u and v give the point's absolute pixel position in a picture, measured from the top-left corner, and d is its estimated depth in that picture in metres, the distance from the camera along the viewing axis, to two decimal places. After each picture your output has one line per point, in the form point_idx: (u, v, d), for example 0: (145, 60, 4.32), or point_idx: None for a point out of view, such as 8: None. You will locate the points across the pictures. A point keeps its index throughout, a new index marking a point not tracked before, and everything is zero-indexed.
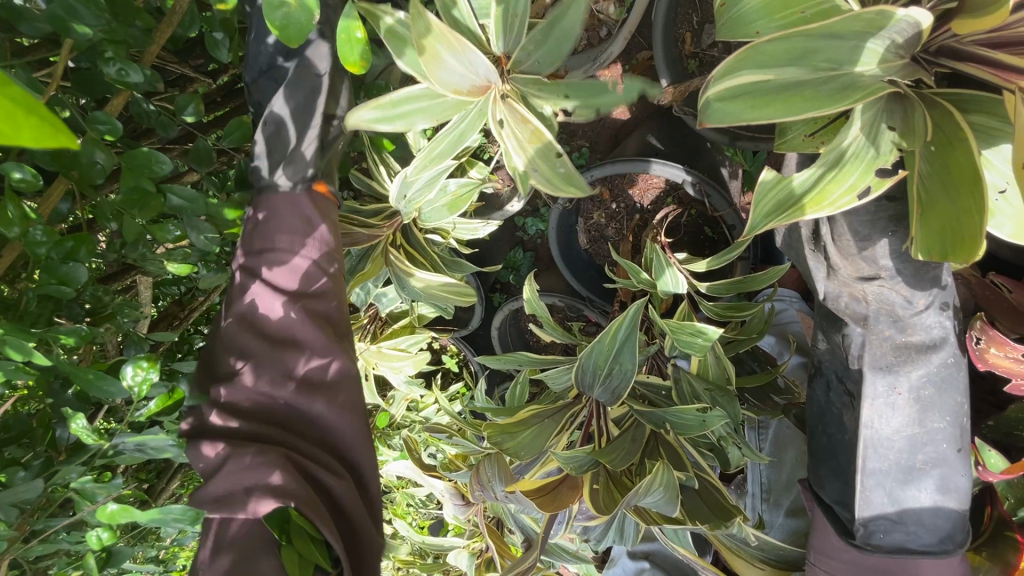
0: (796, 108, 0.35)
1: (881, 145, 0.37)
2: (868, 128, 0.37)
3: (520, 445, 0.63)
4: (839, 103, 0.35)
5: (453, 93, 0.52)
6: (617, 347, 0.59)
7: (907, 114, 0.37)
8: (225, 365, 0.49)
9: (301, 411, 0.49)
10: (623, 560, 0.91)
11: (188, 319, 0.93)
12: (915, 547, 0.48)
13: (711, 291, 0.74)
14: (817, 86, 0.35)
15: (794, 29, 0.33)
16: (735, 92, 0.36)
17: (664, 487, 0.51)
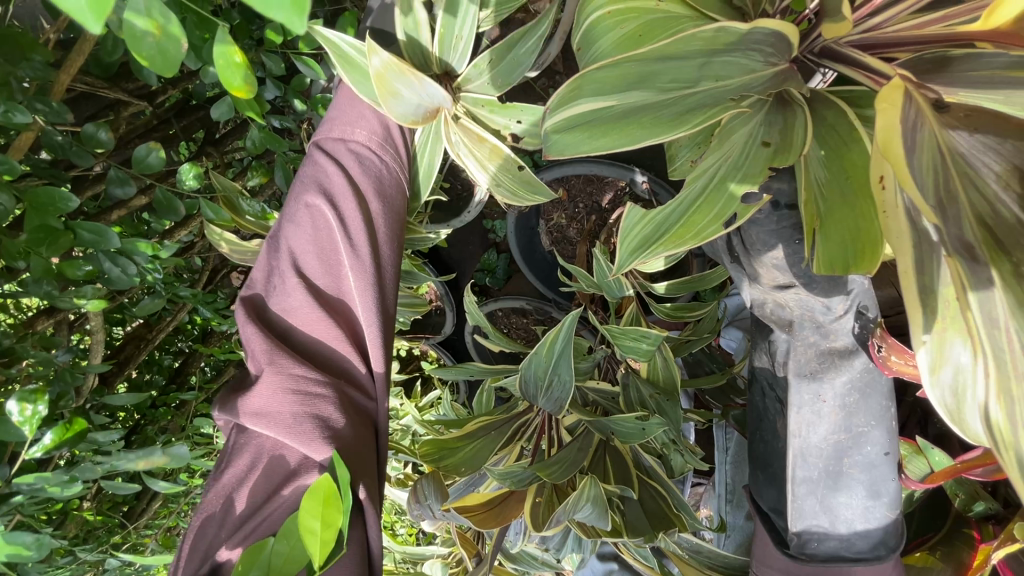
0: (633, 136, 0.38)
1: (755, 159, 0.40)
2: (742, 145, 0.41)
3: (460, 461, 0.63)
4: (675, 129, 0.38)
5: (409, 123, 0.50)
6: (553, 358, 0.58)
7: (788, 124, 0.39)
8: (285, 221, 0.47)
9: (348, 330, 0.46)
10: (592, 562, 0.90)
11: (155, 341, 0.94)
12: (848, 553, 0.53)
13: (665, 292, 0.72)
14: (660, 109, 0.37)
15: (623, 55, 0.34)
16: (573, 121, 0.38)
17: (594, 502, 0.51)
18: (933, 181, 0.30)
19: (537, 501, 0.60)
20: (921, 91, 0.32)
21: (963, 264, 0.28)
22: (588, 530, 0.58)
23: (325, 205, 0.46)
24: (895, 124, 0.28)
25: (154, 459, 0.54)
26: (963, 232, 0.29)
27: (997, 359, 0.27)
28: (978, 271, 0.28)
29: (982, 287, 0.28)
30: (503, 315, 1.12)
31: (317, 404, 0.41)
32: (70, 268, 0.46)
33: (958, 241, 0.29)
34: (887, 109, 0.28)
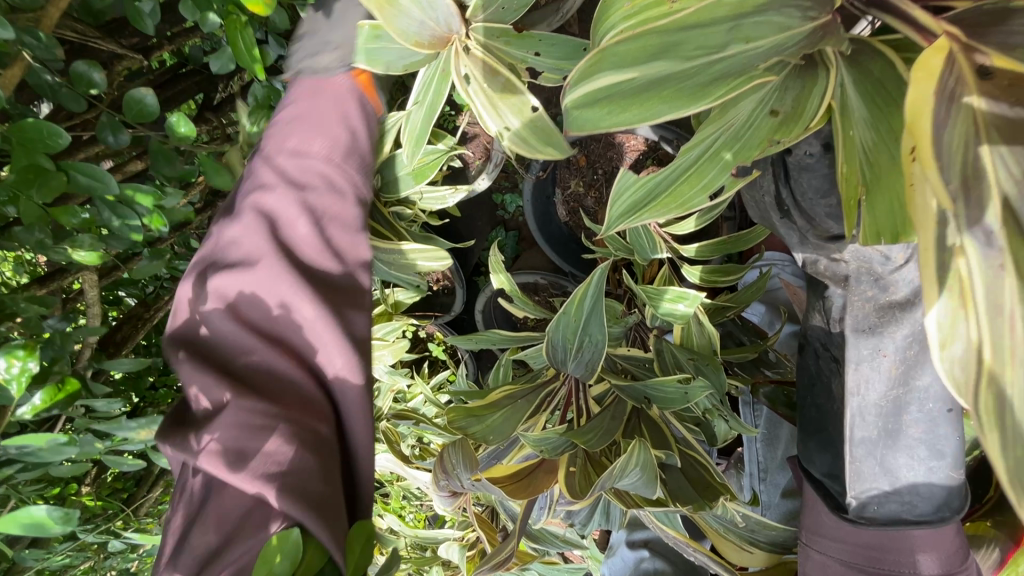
0: (654, 112, 0.33)
1: (757, 130, 0.37)
2: (748, 115, 0.37)
3: (490, 428, 0.59)
4: (701, 102, 0.32)
5: (414, 45, 0.47)
6: (584, 317, 0.55)
7: (801, 94, 0.36)
8: (236, 261, 0.42)
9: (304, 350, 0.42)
10: (623, 550, 0.94)
11: (154, 319, 0.89)
12: (911, 517, 0.49)
13: (698, 253, 0.69)
14: (681, 81, 0.32)
15: (645, 24, 0.31)
16: (592, 99, 0.33)
17: (641, 467, 0.47)
18: (967, 155, 0.26)
19: (572, 471, 0.56)
20: (971, 53, 0.27)
21: (977, 250, 0.25)
22: (625, 500, 0.55)
23: (268, 223, 0.43)
24: (927, 97, 0.25)
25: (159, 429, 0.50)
26: (984, 220, 0.25)
27: (986, 343, 0.25)
28: (990, 258, 0.25)
29: (991, 278, 0.25)
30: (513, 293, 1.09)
31: (257, 439, 0.37)
32: (64, 213, 0.40)
33: (978, 226, 0.25)
34: (924, 79, 0.26)
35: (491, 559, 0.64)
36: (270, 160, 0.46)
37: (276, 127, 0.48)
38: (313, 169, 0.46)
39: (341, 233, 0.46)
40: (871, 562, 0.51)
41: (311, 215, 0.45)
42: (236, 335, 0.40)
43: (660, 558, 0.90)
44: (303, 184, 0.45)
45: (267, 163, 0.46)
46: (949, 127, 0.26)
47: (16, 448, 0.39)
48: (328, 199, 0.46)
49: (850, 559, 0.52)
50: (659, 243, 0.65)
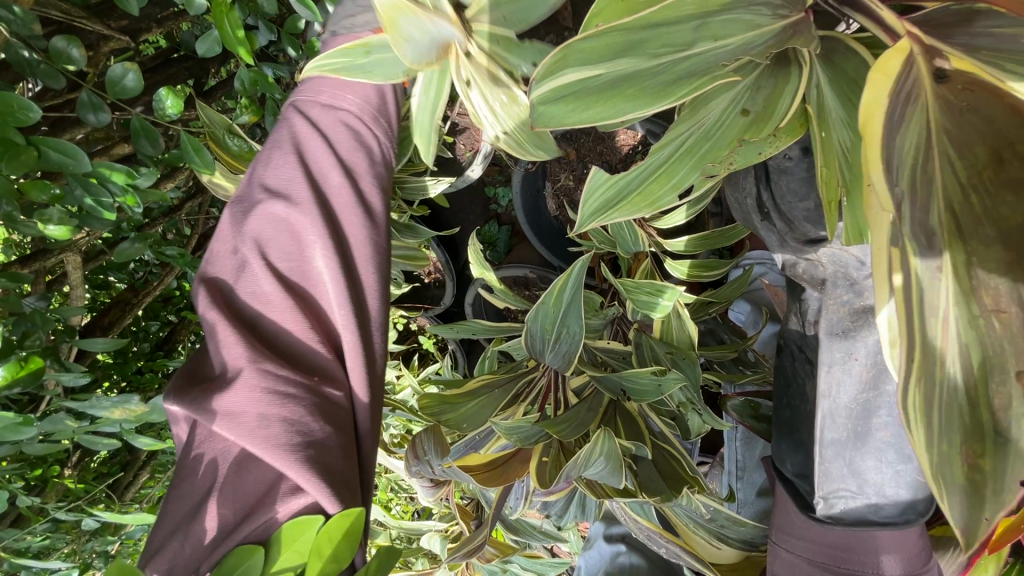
0: (618, 108, 0.33)
1: (729, 128, 0.38)
2: (719, 113, 0.38)
3: (462, 416, 0.58)
4: (665, 100, 0.33)
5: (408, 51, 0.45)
6: (562, 310, 0.54)
7: (772, 93, 0.38)
8: (268, 211, 0.41)
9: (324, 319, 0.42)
10: (600, 542, 0.94)
11: (141, 305, 0.89)
12: (875, 517, 0.51)
13: (681, 247, 0.69)
14: (647, 78, 0.33)
15: (610, 21, 0.30)
16: (558, 95, 0.33)
17: (608, 456, 0.47)
18: (918, 160, 0.26)
19: (544, 460, 0.56)
20: (928, 57, 0.26)
21: (921, 259, 0.24)
22: (594, 489, 0.55)
23: (297, 178, 0.43)
24: (882, 98, 0.24)
25: (131, 407, 0.50)
26: (926, 229, 0.25)
27: (922, 349, 0.24)
28: (930, 266, 0.24)
29: (931, 282, 0.25)
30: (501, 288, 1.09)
31: (284, 406, 0.37)
32: (34, 188, 0.40)
33: (926, 237, 0.25)
34: (879, 81, 0.25)
35: (466, 547, 0.64)
36: (303, 114, 0.46)
37: (309, 82, 0.48)
38: (342, 133, 0.46)
39: (370, 197, 0.46)
40: (835, 562, 0.52)
41: (342, 177, 0.44)
42: (266, 289, 0.40)
43: (636, 553, 0.89)
44: (326, 137, 0.45)
45: (299, 116, 0.46)
46: (901, 131, 0.25)
47: None
48: (353, 166, 0.46)
49: (816, 559, 0.54)
50: (640, 237, 0.63)
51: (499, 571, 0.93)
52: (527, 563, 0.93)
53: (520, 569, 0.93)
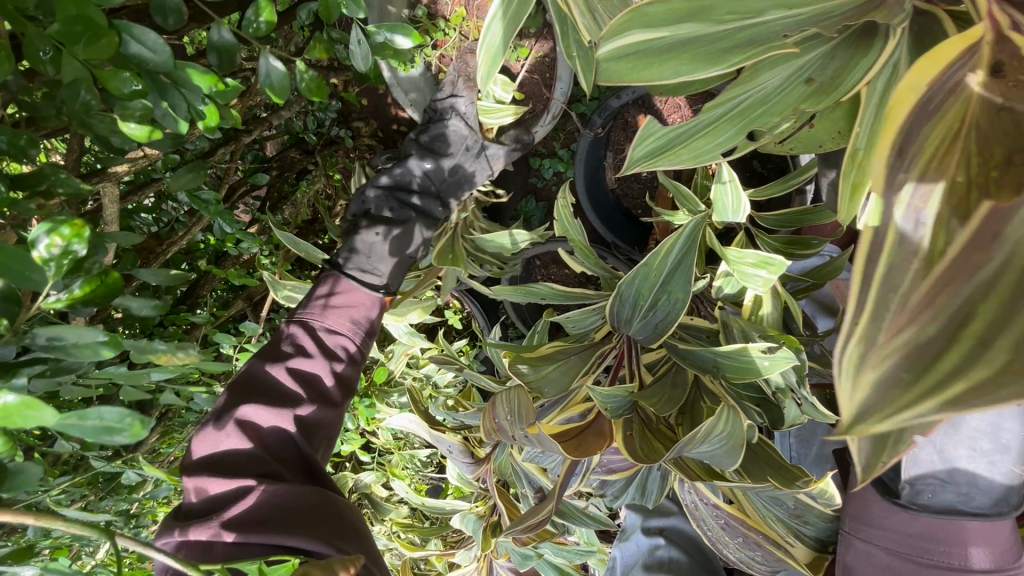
0: (669, 71, 0.33)
1: (790, 94, 0.37)
2: (780, 81, 0.37)
3: (545, 380, 0.57)
4: (713, 68, 0.33)
5: None
6: (667, 272, 0.51)
7: (843, 65, 0.36)
8: (254, 382, 0.56)
9: (278, 449, 0.54)
10: (636, 535, 0.84)
11: (167, 253, 0.81)
12: (966, 508, 0.48)
13: (769, 223, 0.64)
14: (709, 44, 0.32)
15: None
16: (623, 54, 0.32)
17: (728, 434, 0.44)
18: (936, 151, 0.24)
19: (629, 435, 0.52)
20: (998, 48, 0.24)
21: (900, 231, 0.23)
22: (687, 471, 0.50)
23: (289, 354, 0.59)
24: (920, 86, 0.23)
25: (200, 347, 0.42)
26: (920, 210, 0.23)
27: (869, 309, 0.22)
28: (907, 240, 0.23)
29: (897, 259, 0.23)
30: (540, 263, 1.04)
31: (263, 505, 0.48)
32: (114, 79, 0.33)
33: (913, 209, 0.23)
34: (927, 69, 0.23)
35: (520, 523, 0.60)
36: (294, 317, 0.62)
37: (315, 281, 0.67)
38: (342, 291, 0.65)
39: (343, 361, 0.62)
40: (918, 552, 0.50)
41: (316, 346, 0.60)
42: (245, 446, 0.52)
43: (676, 546, 0.82)
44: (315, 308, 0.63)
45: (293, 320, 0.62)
46: (932, 117, 0.24)
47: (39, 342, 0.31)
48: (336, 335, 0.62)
49: (896, 548, 0.51)
50: (743, 204, 0.58)
51: (532, 557, 0.87)
52: (557, 550, 0.88)
53: (552, 554, 0.89)
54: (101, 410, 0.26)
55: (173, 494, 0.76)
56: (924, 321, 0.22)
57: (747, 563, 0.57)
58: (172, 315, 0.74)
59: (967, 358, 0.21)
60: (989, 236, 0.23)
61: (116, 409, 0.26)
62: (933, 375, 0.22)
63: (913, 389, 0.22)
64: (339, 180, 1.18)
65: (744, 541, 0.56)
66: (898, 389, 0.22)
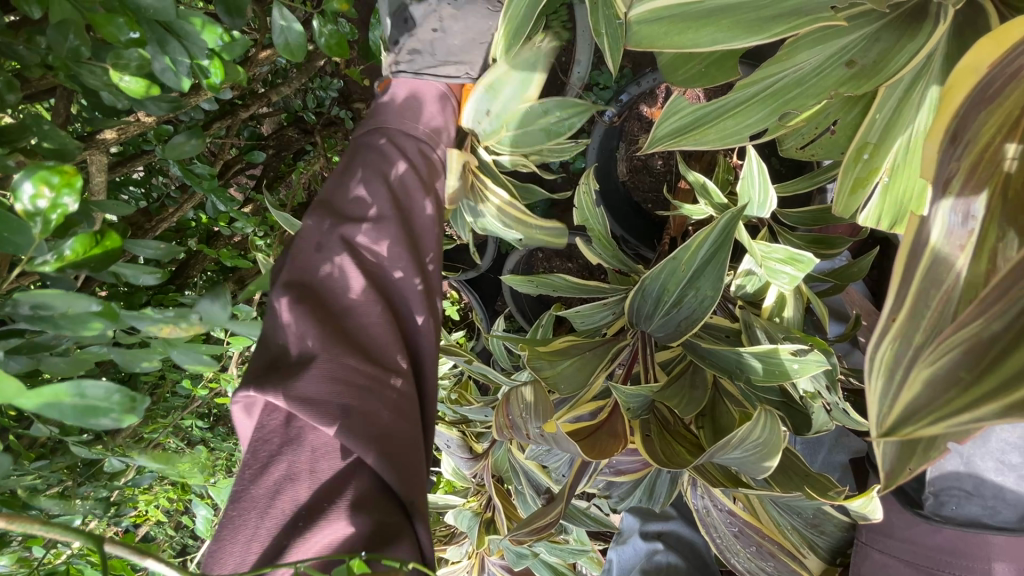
0: (706, 38, 0.31)
1: (826, 79, 0.35)
2: (819, 61, 0.35)
3: (560, 375, 0.55)
4: (754, 37, 0.30)
5: None
6: (696, 268, 0.48)
7: (888, 47, 0.34)
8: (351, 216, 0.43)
9: (380, 346, 0.39)
10: (634, 539, 0.82)
11: (156, 230, 0.76)
12: (992, 522, 0.45)
13: (793, 220, 0.61)
14: (750, 11, 0.30)
15: None
16: (656, 18, 0.31)
17: (761, 441, 0.42)
18: (993, 141, 0.24)
19: (649, 437, 0.51)
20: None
21: (947, 223, 0.24)
22: (707, 478, 0.48)
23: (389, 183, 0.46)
24: (981, 68, 0.24)
25: (186, 325, 0.37)
26: (972, 202, 0.24)
27: (909, 302, 0.25)
28: (955, 235, 0.24)
29: (946, 251, 0.24)
30: (545, 256, 1.01)
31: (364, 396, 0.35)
32: (108, 25, 0.30)
33: (962, 204, 0.24)
34: (989, 50, 0.24)
35: (526, 526, 0.58)
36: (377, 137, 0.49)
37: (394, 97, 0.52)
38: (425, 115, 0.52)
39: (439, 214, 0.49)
40: (936, 565, 0.49)
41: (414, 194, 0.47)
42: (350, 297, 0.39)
43: (674, 552, 0.79)
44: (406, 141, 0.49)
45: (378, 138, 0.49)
46: (993, 103, 0.24)
47: (30, 306, 0.28)
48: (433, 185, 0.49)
49: (914, 559, 0.51)
50: (770, 197, 0.55)
51: (526, 556, 0.85)
52: (551, 549, 0.86)
53: (547, 554, 0.86)
54: (84, 385, 0.23)
55: (155, 483, 0.72)
56: (991, 315, 0.23)
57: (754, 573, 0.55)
58: (158, 294, 0.69)
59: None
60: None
61: (104, 386, 0.24)
62: (988, 377, 0.23)
63: (968, 391, 0.23)
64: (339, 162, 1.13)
65: (758, 551, 0.53)
66: (953, 389, 0.23)
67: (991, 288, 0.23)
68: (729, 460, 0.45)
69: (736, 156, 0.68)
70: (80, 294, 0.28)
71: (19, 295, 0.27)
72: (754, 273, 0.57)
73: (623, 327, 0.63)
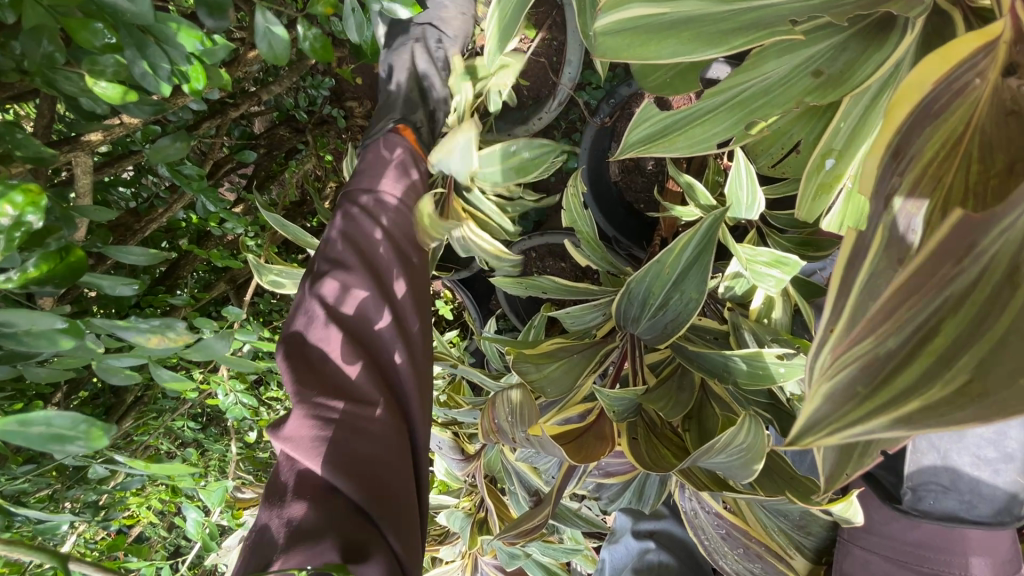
0: (668, 50, 0.30)
1: (794, 87, 0.35)
2: (787, 71, 0.34)
3: (547, 379, 0.55)
4: (712, 49, 0.30)
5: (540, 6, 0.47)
6: (680, 271, 0.48)
7: (854, 58, 0.33)
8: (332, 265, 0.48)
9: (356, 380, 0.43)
10: (626, 539, 0.82)
11: (146, 231, 0.75)
12: (969, 517, 0.45)
13: (781, 221, 0.61)
14: (711, 24, 0.30)
15: None
16: (619, 29, 0.30)
17: (744, 447, 0.42)
18: (936, 157, 0.24)
19: (635, 440, 0.51)
20: (1015, 48, 0.24)
21: (890, 229, 0.23)
22: (692, 479, 0.48)
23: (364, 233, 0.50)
24: (925, 84, 0.23)
25: (173, 334, 0.38)
26: (912, 216, 0.24)
27: (849, 312, 0.22)
28: (896, 242, 0.23)
29: (881, 266, 0.23)
30: (537, 256, 1.01)
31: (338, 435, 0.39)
32: (83, 30, 0.29)
33: (905, 215, 0.24)
34: (938, 65, 0.23)
35: (515, 528, 0.58)
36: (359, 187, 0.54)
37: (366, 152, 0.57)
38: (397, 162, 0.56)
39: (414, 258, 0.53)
40: (918, 560, 0.48)
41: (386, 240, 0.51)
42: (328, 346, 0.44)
43: (665, 551, 0.79)
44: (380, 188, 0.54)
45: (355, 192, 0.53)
46: (935, 120, 0.24)
47: None
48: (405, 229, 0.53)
49: (896, 556, 0.50)
50: (757, 199, 0.55)
51: (518, 556, 0.85)
52: (543, 549, 0.86)
53: (539, 553, 0.86)
54: (50, 416, 0.24)
55: (145, 485, 0.71)
56: (884, 333, 0.21)
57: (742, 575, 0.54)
58: (146, 296, 0.69)
59: (925, 375, 0.20)
60: (963, 248, 0.21)
61: (68, 414, 0.24)
62: (888, 385, 0.20)
63: (867, 403, 0.20)
64: (331, 161, 1.12)
65: (744, 552, 0.53)
66: (851, 402, 0.20)
67: (886, 303, 0.21)
68: (713, 464, 0.45)
69: (727, 157, 0.68)
70: (43, 311, 0.27)
71: None
72: (742, 275, 0.57)
73: (613, 329, 0.63)
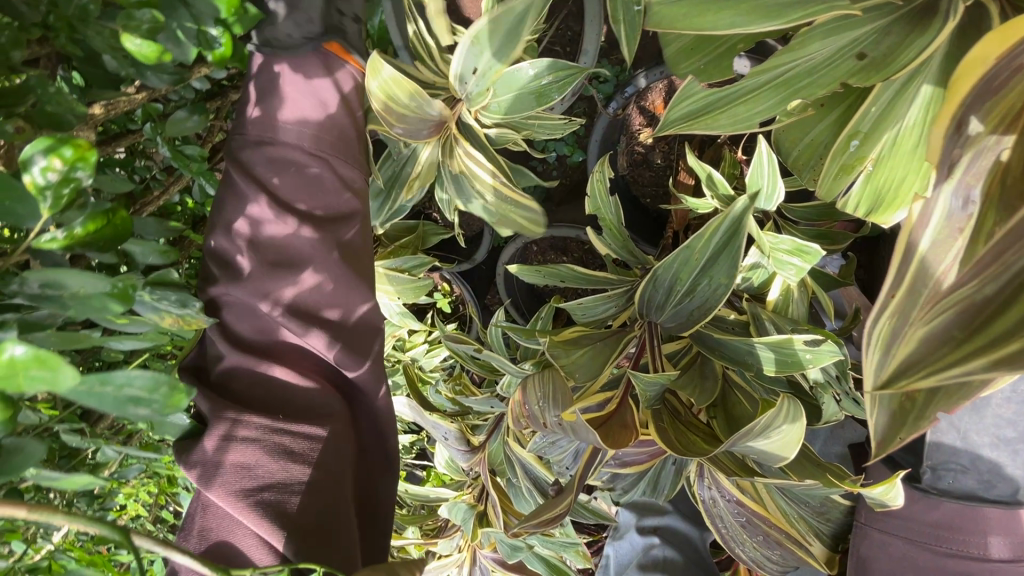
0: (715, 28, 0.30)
1: (837, 70, 0.34)
2: (831, 52, 0.34)
3: (574, 364, 0.55)
4: (778, 30, 0.30)
5: None
6: (707, 257, 0.48)
7: (898, 42, 0.33)
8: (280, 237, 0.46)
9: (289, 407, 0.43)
10: (631, 532, 0.82)
11: (142, 213, 0.73)
12: (987, 495, 0.49)
13: (797, 213, 0.62)
14: (765, 9, 0.30)
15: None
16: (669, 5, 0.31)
17: (783, 428, 0.42)
18: (993, 129, 0.24)
19: (662, 426, 0.50)
20: None
21: (948, 206, 0.25)
22: (720, 466, 0.48)
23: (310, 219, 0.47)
24: (987, 62, 0.22)
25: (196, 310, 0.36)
26: (971, 187, 0.25)
27: (909, 279, 0.25)
28: (955, 217, 0.25)
29: (946, 233, 0.25)
30: (539, 249, 1.00)
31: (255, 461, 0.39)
32: None
33: (963, 189, 0.25)
34: (995, 45, 0.22)
35: (534, 519, 0.58)
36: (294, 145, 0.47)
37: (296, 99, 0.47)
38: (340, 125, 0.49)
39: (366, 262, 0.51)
40: (934, 541, 0.52)
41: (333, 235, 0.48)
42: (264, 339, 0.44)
43: (671, 545, 0.80)
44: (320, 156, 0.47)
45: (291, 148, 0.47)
46: (995, 96, 0.24)
47: (21, 284, 0.26)
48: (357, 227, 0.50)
49: (913, 537, 0.53)
50: (777, 189, 0.56)
51: (521, 549, 0.84)
52: (545, 541, 0.86)
53: (542, 546, 0.86)
54: (127, 374, 0.23)
55: (138, 476, 0.68)
56: (985, 279, 0.24)
57: (759, 562, 0.56)
58: None
59: (1021, 321, 0.23)
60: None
61: (149, 377, 0.24)
62: (980, 336, 0.23)
63: (964, 346, 0.23)
64: None
65: (765, 540, 0.54)
66: (946, 346, 0.24)
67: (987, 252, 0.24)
68: (746, 448, 0.45)
69: (739, 150, 0.68)
70: (87, 272, 0.26)
71: (26, 271, 0.25)
72: (760, 265, 0.58)
73: (628, 319, 0.63)
